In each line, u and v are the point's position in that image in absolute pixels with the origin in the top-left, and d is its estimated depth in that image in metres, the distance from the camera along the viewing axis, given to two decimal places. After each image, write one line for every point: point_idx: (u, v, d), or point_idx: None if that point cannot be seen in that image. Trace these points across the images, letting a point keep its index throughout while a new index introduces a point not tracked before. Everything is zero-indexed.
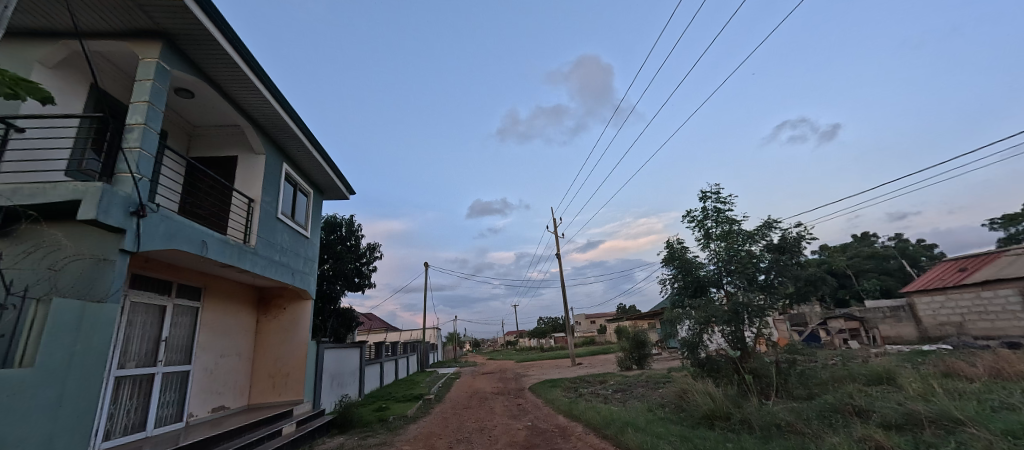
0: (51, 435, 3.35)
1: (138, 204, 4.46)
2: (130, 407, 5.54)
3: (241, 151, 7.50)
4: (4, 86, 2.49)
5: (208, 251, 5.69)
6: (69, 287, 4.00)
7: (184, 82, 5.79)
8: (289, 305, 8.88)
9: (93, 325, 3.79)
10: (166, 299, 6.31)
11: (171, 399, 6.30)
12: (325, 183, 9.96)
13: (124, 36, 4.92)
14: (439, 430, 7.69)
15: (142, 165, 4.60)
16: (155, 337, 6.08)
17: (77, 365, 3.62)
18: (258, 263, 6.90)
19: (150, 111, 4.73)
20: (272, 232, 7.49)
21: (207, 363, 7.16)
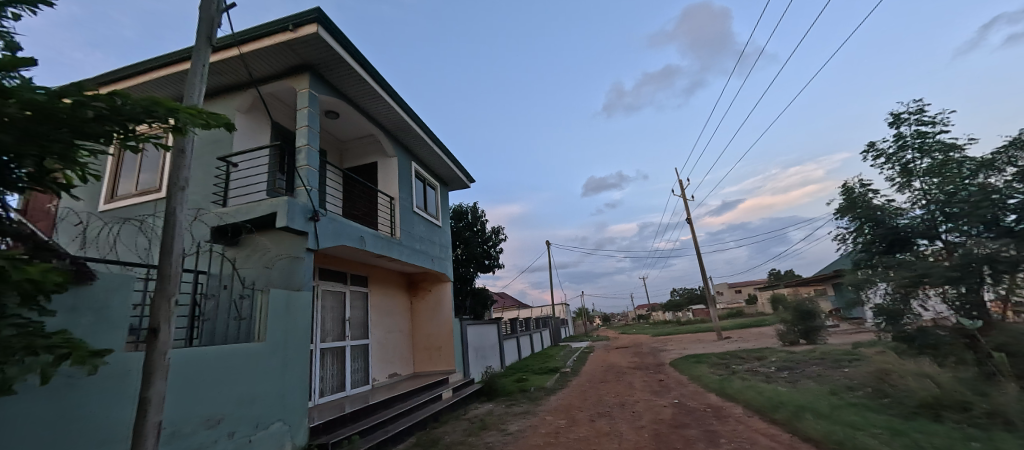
0: (284, 392, 4.36)
1: (312, 210, 5.40)
2: (333, 372, 6.97)
3: (379, 157, 8.54)
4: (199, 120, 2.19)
5: (365, 245, 6.67)
6: (279, 280, 5.13)
7: (329, 104, 6.81)
8: (434, 287, 9.98)
9: (298, 308, 4.77)
10: (344, 286, 7.67)
11: (359, 366, 7.72)
12: (448, 175, 10.77)
13: (284, 75, 5.98)
14: (578, 403, 7.78)
15: (310, 178, 5.52)
16: (341, 317, 7.48)
17: (292, 339, 4.61)
18: (404, 252, 7.88)
19: (309, 133, 5.68)
20: (411, 224, 8.41)
21: (379, 338, 8.57)
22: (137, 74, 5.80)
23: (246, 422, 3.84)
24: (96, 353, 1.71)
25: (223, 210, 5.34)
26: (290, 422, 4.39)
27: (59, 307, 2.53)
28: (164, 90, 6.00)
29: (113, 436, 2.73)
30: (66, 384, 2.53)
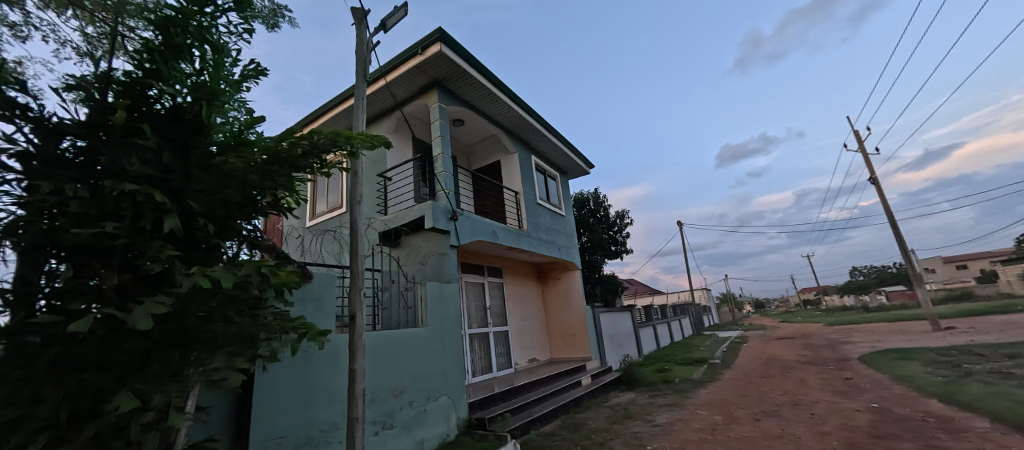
0: (445, 370, 4.98)
1: (451, 210, 6.03)
2: (481, 355, 7.67)
3: (501, 155, 9.02)
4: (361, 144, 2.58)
5: (497, 239, 7.15)
6: (432, 273, 5.89)
7: (456, 113, 7.46)
8: (563, 276, 10.14)
9: (449, 298, 5.40)
10: (482, 278, 8.36)
11: (502, 350, 8.34)
12: (567, 163, 10.76)
13: (418, 94, 6.79)
14: (735, 399, 6.96)
15: (447, 182, 6.16)
16: (483, 306, 8.17)
17: (447, 325, 5.24)
18: (532, 243, 8.19)
19: (443, 142, 6.34)
20: (536, 215, 8.68)
21: (517, 325, 9.11)
22: (320, 114, 7.37)
23: (420, 394, 4.52)
24: (321, 332, 2.24)
25: (387, 218, 6.39)
26: (453, 397, 5.00)
27: (294, 298, 3.38)
28: (336, 125, 7.44)
29: (336, 397, 3.54)
30: (304, 356, 3.36)
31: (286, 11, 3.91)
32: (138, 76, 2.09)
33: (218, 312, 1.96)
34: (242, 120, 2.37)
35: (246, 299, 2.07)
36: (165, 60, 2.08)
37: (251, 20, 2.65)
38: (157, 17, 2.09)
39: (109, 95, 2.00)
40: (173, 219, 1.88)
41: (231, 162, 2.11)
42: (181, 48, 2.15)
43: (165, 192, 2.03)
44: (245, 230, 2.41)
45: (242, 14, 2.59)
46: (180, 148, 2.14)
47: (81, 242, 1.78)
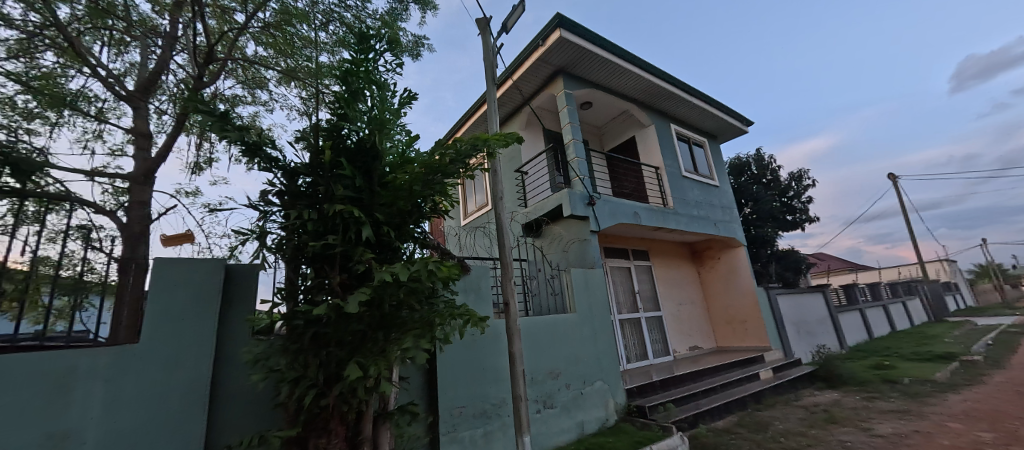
0: (599, 356, 4.99)
1: (588, 196, 5.96)
2: (634, 341, 7.32)
3: (635, 130, 8.34)
4: (494, 144, 2.75)
5: (641, 220, 6.73)
6: (575, 260, 5.96)
7: (583, 96, 7.30)
8: (723, 255, 8.94)
9: (596, 284, 5.36)
10: (628, 262, 7.97)
11: (657, 337, 7.80)
12: (717, 126, 9.37)
13: (544, 86, 6.92)
14: (1017, 412, 4.96)
15: (581, 167, 6.09)
16: (631, 291, 7.77)
17: (596, 311, 5.22)
18: (681, 221, 7.44)
19: (572, 129, 6.30)
20: (683, 190, 7.82)
21: (671, 310, 8.44)
22: (462, 124, 8.26)
23: (577, 378, 4.65)
24: (482, 318, 2.51)
25: (528, 210, 6.73)
26: (610, 383, 4.98)
27: (459, 288, 3.89)
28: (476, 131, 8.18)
29: (501, 375, 3.93)
30: (473, 338, 3.85)
31: (426, 40, 4.58)
32: (333, 121, 2.71)
33: (405, 301, 2.42)
34: (404, 141, 2.80)
35: (423, 290, 2.47)
36: (348, 104, 2.64)
37: (401, 55, 3.12)
38: (340, 72, 2.71)
39: (320, 139, 2.65)
40: (368, 229, 2.39)
41: (400, 178, 2.55)
42: (357, 92, 2.72)
43: (360, 208, 2.60)
44: (417, 233, 2.88)
45: (394, 52, 3.08)
46: (366, 172, 2.71)
47: (317, 250, 2.43)
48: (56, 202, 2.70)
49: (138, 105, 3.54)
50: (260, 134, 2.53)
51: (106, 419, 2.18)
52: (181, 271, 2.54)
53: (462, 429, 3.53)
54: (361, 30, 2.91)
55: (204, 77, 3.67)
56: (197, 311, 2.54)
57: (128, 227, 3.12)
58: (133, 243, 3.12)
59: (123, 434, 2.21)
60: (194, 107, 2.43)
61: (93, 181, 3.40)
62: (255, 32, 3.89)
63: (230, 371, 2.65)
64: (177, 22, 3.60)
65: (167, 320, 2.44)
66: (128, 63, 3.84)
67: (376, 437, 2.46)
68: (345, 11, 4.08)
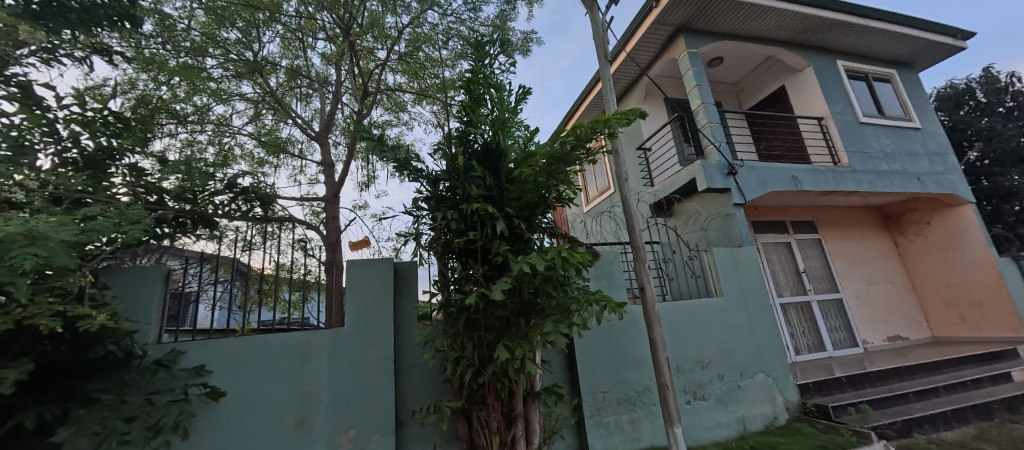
0: (758, 346, 4.37)
1: (728, 165, 5.23)
2: (805, 330, 6.01)
3: (785, 78, 6.92)
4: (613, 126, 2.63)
5: (802, 185, 5.59)
6: (718, 239, 5.32)
7: (711, 52, 6.43)
8: (935, 219, 6.75)
9: (746, 263, 4.69)
10: (787, 236, 6.55)
11: (838, 324, 6.28)
12: (910, 50, 7.12)
13: (662, 51, 6.33)
14: None
15: (716, 133, 5.37)
16: (795, 269, 6.38)
17: (750, 294, 4.57)
18: (863, 180, 5.92)
19: (701, 91, 5.61)
20: (863, 141, 6.19)
21: (858, 291, 6.66)
22: (577, 109, 8.16)
23: (732, 369, 4.18)
24: (619, 304, 2.47)
25: (656, 189, 6.28)
26: (775, 376, 4.34)
27: (590, 274, 3.89)
28: (592, 114, 7.97)
29: (643, 363, 3.80)
30: (609, 325, 3.79)
31: (534, 34, 4.66)
32: (462, 128, 2.99)
33: (541, 288, 2.54)
34: (524, 136, 2.90)
35: (557, 277, 2.55)
36: (473, 110, 2.86)
37: (514, 54, 3.25)
38: (464, 82, 2.95)
39: (453, 146, 2.95)
40: (502, 224, 2.59)
41: (525, 172, 2.68)
42: (480, 97, 2.93)
43: (493, 204, 2.84)
44: (545, 224, 2.98)
45: (508, 54, 3.23)
46: (494, 171, 2.94)
47: (461, 246, 2.73)
48: (281, 222, 3.51)
49: (323, 142, 4.51)
50: (407, 150, 2.97)
51: (332, 383, 2.88)
52: (364, 269, 3.14)
53: (607, 413, 3.54)
54: (477, 40, 3.12)
55: (363, 110, 4.43)
56: (379, 301, 3.12)
57: (328, 237, 4.03)
58: (332, 250, 4.00)
59: (343, 395, 2.88)
60: (360, 137, 3.00)
61: (302, 204, 4.43)
62: (394, 64, 4.51)
63: (408, 351, 3.19)
64: (340, 69, 4.43)
65: (359, 308, 3.06)
66: (313, 110, 4.90)
67: (528, 414, 2.66)
68: (461, 25, 4.43)
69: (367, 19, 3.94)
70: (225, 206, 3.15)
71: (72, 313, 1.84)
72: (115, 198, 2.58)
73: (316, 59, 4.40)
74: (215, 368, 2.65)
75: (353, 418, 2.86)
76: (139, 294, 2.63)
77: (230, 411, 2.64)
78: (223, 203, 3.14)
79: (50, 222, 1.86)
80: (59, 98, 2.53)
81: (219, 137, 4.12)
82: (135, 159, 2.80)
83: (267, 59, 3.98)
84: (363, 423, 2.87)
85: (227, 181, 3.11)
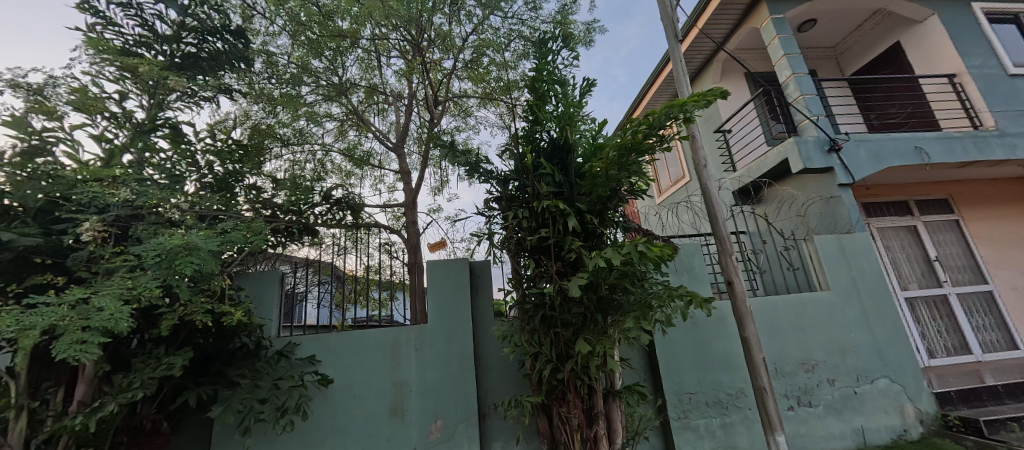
0: (878, 346, 3.79)
1: (829, 140, 4.60)
2: (942, 329, 5.05)
3: (900, 32, 5.89)
4: (690, 110, 2.45)
5: (929, 156, 4.71)
6: (820, 225, 4.71)
7: (801, 14, 5.69)
8: None
9: (858, 252, 4.09)
10: (912, 218, 5.56)
11: (987, 322, 5.19)
12: None
13: (741, 21, 5.76)
14: None
15: (812, 105, 4.75)
16: (924, 257, 5.40)
17: (866, 287, 3.97)
18: (1018, 146, 4.81)
19: (790, 61, 5.01)
20: (1015, 97, 5.03)
21: (1016, 281, 5.43)
22: (644, 97, 7.80)
23: (846, 373, 3.67)
24: (706, 300, 2.32)
25: (740, 174, 5.72)
26: (902, 382, 3.72)
27: (669, 269, 3.67)
28: (662, 98, 7.52)
29: (737, 363, 3.51)
30: (694, 322, 3.56)
31: (596, 24, 4.53)
32: (528, 127, 3.00)
33: (619, 284, 2.46)
34: (592, 129, 2.84)
35: (635, 273, 2.46)
36: (538, 107, 2.87)
37: (576, 47, 3.20)
38: (529, 81, 2.97)
39: (520, 146, 2.97)
40: (574, 220, 2.57)
41: (596, 166, 2.63)
42: (544, 95, 2.92)
43: (564, 200, 2.83)
44: (618, 218, 2.89)
45: (570, 47, 3.18)
46: (564, 167, 2.93)
47: (534, 243, 2.76)
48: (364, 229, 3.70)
49: (400, 151, 4.85)
50: (477, 153, 3.08)
51: (421, 375, 3.10)
52: (443, 269, 3.32)
53: (695, 416, 3.33)
54: (539, 38, 3.12)
55: (434, 119, 4.68)
56: (458, 299, 3.28)
57: (409, 240, 4.34)
58: (413, 252, 4.29)
59: (431, 387, 3.08)
60: (434, 144, 3.17)
61: (384, 211, 4.81)
62: (459, 72, 4.69)
63: (488, 347, 3.31)
64: (412, 83, 4.73)
65: (441, 306, 3.25)
66: (390, 123, 5.31)
67: (609, 413, 2.61)
68: (522, 25, 4.46)
69: (434, 33, 4.17)
70: (323, 216, 3.53)
71: (218, 310, 2.22)
72: (241, 213, 3.05)
73: (391, 76, 4.75)
74: (323, 359, 3.00)
75: (442, 409, 3.05)
76: (263, 293, 3.07)
77: (338, 397, 2.97)
78: (322, 213, 3.53)
79: (199, 235, 2.26)
80: (197, 134, 3.05)
81: (314, 154, 4.63)
82: (252, 180, 3.28)
83: (350, 81, 4.40)
84: (451, 414, 3.04)
85: (324, 193, 3.51)
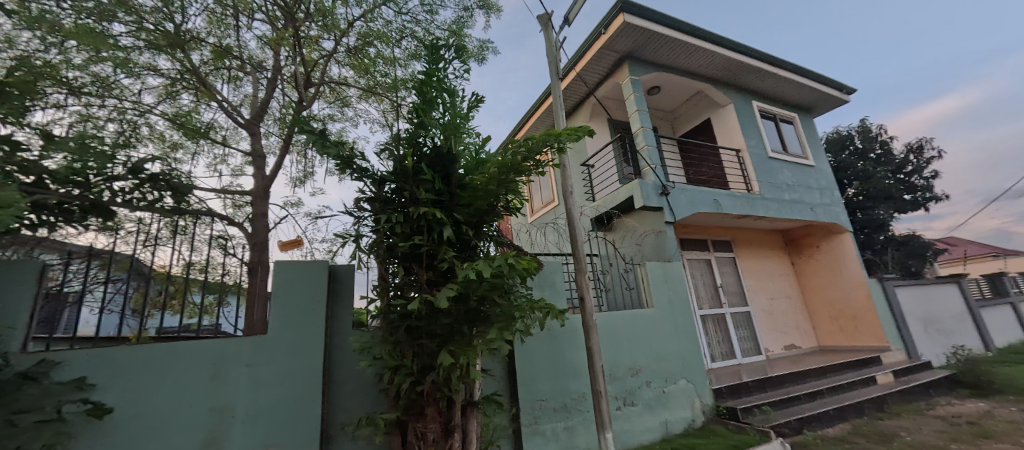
0: (681, 352, 4.74)
1: (662, 185, 5.66)
2: (720, 339, 6.63)
3: (711, 111, 7.69)
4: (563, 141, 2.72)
5: (722, 208, 6.20)
6: (651, 253, 5.71)
7: (651, 80, 6.95)
8: (823, 244, 7.81)
9: (675, 277, 5.08)
10: (708, 253, 7.22)
11: (746, 334, 7.01)
12: (809, 98, 8.28)
13: (609, 74, 6.73)
14: None
15: (652, 156, 5.79)
16: (713, 284, 7.04)
17: (677, 305, 4.95)
18: (771, 207, 6.73)
19: (641, 116, 6.03)
20: (771, 172, 7.05)
21: (763, 304, 7.50)
22: (526, 122, 8.38)
23: (659, 375, 4.47)
24: (561, 312, 2.55)
25: (598, 204, 6.57)
26: (694, 381, 4.71)
27: (533, 284, 3.95)
28: (541, 127, 8.20)
29: (581, 371, 3.93)
30: (550, 333, 3.88)
31: (490, 43, 4.69)
32: (412, 130, 2.88)
33: (488, 296, 2.52)
34: (476, 143, 2.90)
35: (503, 286, 2.55)
36: (424, 112, 2.79)
37: (469, 61, 3.23)
38: (417, 84, 2.87)
39: (402, 148, 2.83)
40: (450, 230, 2.54)
41: (476, 179, 2.68)
42: (432, 101, 2.86)
43: (442, 209, 2.79)
44: (492, 232, 2.97)
45: (463, 59, 3.20)
46: (445, 176, 2.88)
47: (406, 250, 2.63)
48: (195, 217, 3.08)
49: (254, 130, 4.11)
50: (352, 148, 2.80)
51: (253, 396, 2.61)
52: (294, 272, 2.90)
53: (544, 421, 3.60)
54: (433, 42, 3.06)
55: (303, 101, 4.13)
56: (311, 305, 2.89)
57: (254, 236, 3.67)
58: (258, 251, 3.64)
59: (265, 409, 2.62)
60: (299, 129, 2.77)
61: (221, 197, 3.99)
62: (340, 56, 4.28)
63: (342, 360, 3.00)
64: (279, 55, 4.12)
65: (287, 314, 2.81)
66: (244, 94, 4.50)
67: (467, 424, 2.60)
68: (416, 25, 4.34)
69: (314, 6, 3.73)
70: (127, 193, 2.65)
71: None
72: None
73: (251, 41, 4.05)
74: (103, 380, 2.27)
75: (276, 434, 2.61)
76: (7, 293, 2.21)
77: (122, 431, 2.27)
78: (126, 190, 2.64)
79: None
80: None
81: (123, 114, 3.58)
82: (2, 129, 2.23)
83: (193, 34, 3.59)
84: (287, 440, 2.63)
85: (131, 165, 2.58)
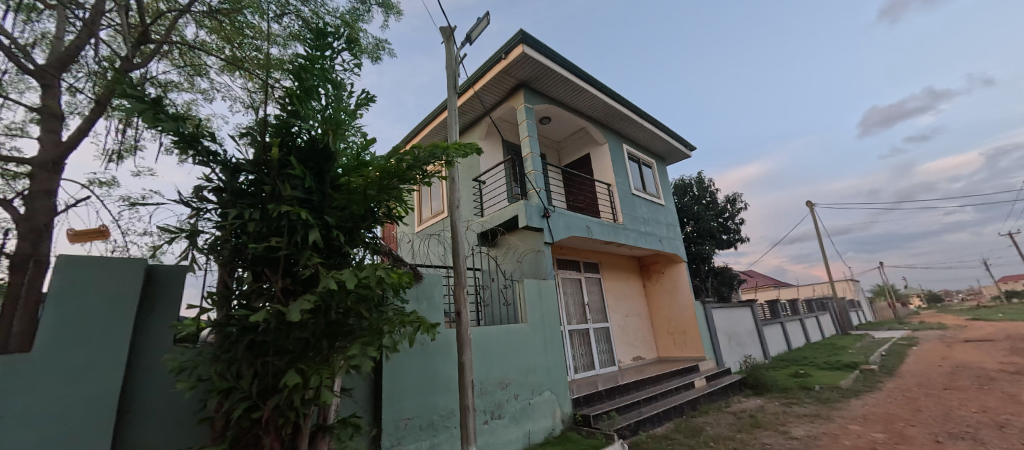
0: (548, 365, 5.07)
1: (543, 208, 6.09)
2: (582, 352, 7.30)
3: (590, 147, 8.65)
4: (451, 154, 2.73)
5: (592, 233, 6.95)
6: (529, 271, 6.05)
7: (542, 110, 7.51)
8: (666, 271, 9.32)
9: (548, 294, 5.46)
10: (579, 273, 7.97)
11: (604, 347, 7.88)
12: (664, 148, 9.96)
13: (505, 98, 7.06)
14: (901, 412, 5.54)
15: (537, 180, 6.20)
16: (581, 302, 7.77)
17: (548, 320, 5.31)
18: (630, 236, 7.80)
19: (530, 142, 6.44)
20: (632, 206, 8.20)
21: (619, 321, 8.56)
22: (421, 131, 8.20)
23: (526, 388, 4.69)
24: (433, 325, 2.48)
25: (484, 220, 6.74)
26: (557, 392, 5.07)
27: (409, 296, 3.80)
28: (435, 138, 8.11)
29: (452, 386, 3.88)
30: (423, 347, 3.76)
31: (387, 44, 4.52)
32: (282, 118, 2.55)
33: (354, 308, 2.32)
34: (358, 143, 2.71)
35: (373, 297, 2.38)
36: (300, 101, 2.51)
37: (360, 55, 3.03)
38: (293, 67, 2.57)
39: (267, 136, 2.47)
40: (316, 233, 2.28)
41: (354, 182, 2.48)
42: (311, 90, 2.60)
43: (310, 210, 2.50)
44: (368, 238, 2.78)
45: (353, 52, 2.99)
46: (319, 173, 2.60)
47: (258, 253, 2.28)
48: None
49: (48, 80, 3.13)
50: (198, 126, 2.34)
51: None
52: (90, 270, 2.25)
53: (407, 441, 3.43)
54: (318, 27, 2.80)
55: (135, 58, 3.34)
56: (112, 314, 2.27)
57: (29, 221, 2.74)
58: (35, 240, 2.74)
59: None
60: (121, 92, 2.21)
61: None
62: (198, 15, 3.62)
63: (151, 384, 2.40)
64: None
65: (70, 324, 2.15)
66: (41, 32, 3.44)
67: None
68: (303, 5, 3.93)
69: None
70: None
71: None
72: None
73: None
74: None
75: None
76: None
77: None
78: None
79: None
80: None
81: None
82: None
83: None
84: None
85: None
